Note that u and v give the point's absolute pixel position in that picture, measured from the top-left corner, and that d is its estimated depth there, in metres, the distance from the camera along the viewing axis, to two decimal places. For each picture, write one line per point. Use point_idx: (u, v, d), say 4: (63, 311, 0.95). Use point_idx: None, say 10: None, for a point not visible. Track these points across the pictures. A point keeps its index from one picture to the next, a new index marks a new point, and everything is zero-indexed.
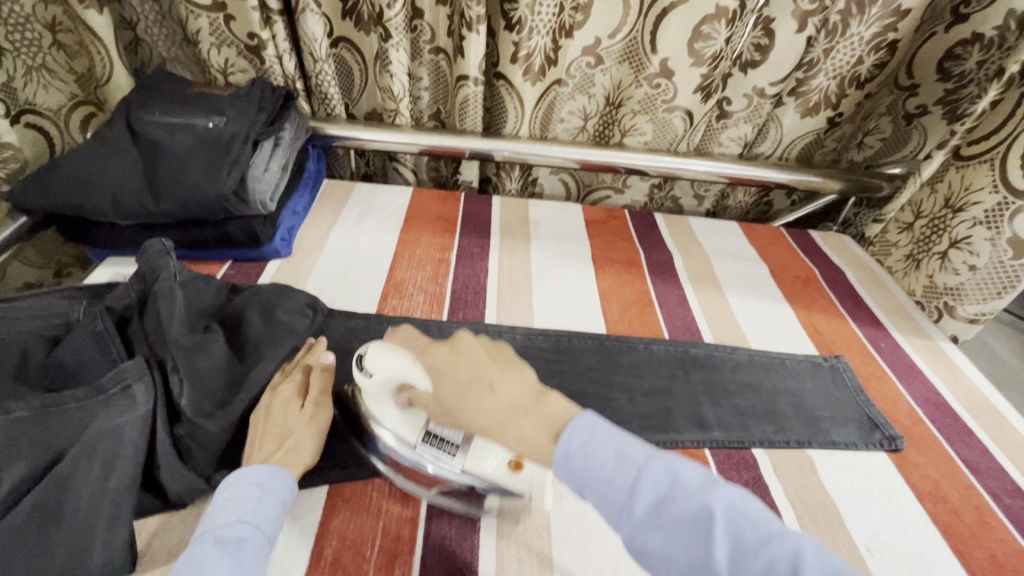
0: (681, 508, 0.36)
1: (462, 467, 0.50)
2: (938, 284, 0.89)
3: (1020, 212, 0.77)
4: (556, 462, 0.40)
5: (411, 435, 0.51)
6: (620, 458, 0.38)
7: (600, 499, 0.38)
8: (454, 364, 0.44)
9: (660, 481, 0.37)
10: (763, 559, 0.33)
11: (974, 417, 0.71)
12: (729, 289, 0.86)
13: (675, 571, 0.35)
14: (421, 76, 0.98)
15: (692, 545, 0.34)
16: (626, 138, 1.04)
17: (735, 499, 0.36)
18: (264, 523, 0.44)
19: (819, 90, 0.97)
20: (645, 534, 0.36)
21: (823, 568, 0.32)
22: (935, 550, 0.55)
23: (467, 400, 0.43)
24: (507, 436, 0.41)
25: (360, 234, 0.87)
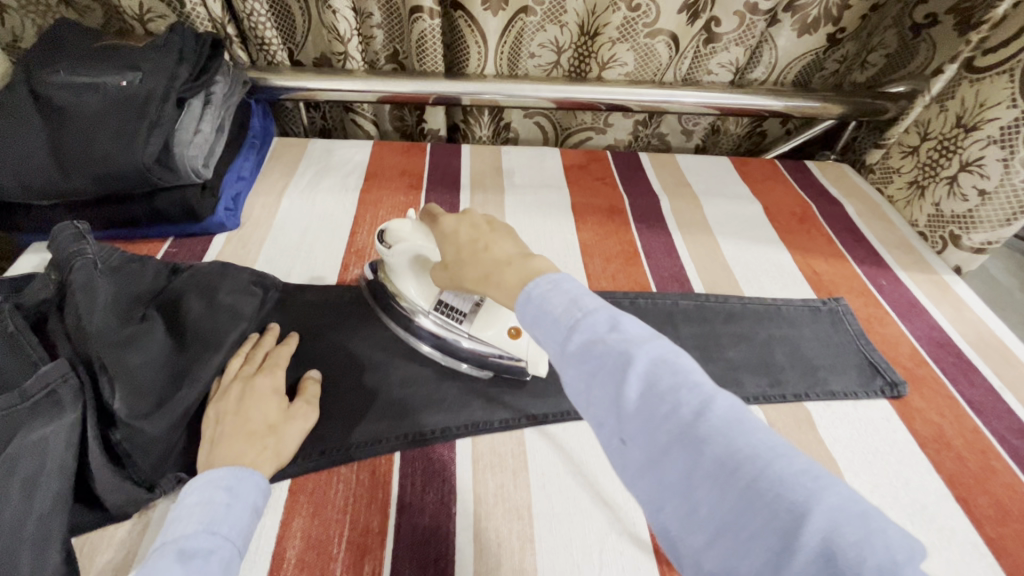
0: (607, 350, 0.33)
1: (468, 330, 0.56)
2: (944, 212, 0.82)
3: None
4: (520, 305, 0.37)
5: (425, 304, 0.58)
6: (571, 305, 0.35)
7: (542, 341, 0.36)
8: (457, 229, 0.47)
9: (601, 324, 0.34)
10: (670, 402, 0.30)
11: (980, 355, 0.67)
12: (720, 233, 0.80)
13: (588, 403, 0.33)
14: (371, 12, 0.86)
15: (607, 384, 0.32)
16: (605, 71, 0.93)
17: (667, 352, 0.33)
18: (232, 532, 0.40)
19: (818, 2, 0.86)
20: (569, 370, 0.34)
21: (733, 418, 0.29)
22: (939, 502, 0.52)
23: (466, 257, 0.45)
24: (490, 287, 0.42)
25: (316, 197, 0.79)
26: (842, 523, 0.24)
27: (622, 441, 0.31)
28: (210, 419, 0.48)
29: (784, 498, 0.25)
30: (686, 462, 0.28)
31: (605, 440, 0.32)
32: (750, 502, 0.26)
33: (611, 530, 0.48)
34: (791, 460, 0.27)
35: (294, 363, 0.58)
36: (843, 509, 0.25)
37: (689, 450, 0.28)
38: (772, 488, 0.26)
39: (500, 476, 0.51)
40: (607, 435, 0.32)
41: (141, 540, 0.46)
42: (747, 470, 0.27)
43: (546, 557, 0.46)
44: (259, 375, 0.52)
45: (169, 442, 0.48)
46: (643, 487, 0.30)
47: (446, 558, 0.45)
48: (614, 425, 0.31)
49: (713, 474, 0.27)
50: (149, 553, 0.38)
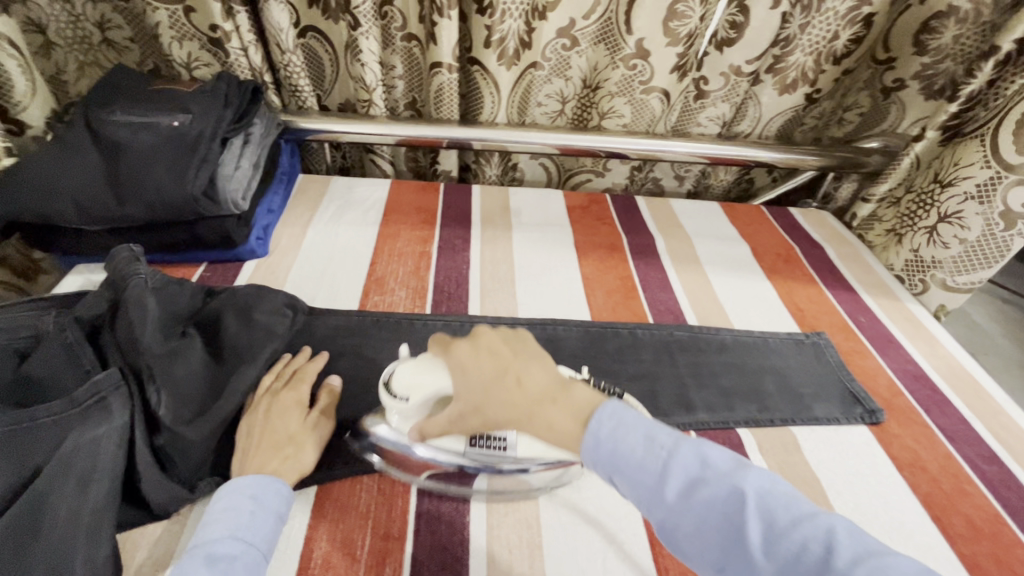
0: (712, 491, 0.37)
1: (516, 455, 0.52)
2: (924, 257, 0.90)
3: (1015, 185, 0.78)
4: (587, 447, 0.41)
5: (458, 445, 0.51)
6: (649, 443, 0.40)
7: (629, 485, 0.40)
8: (477, 359, 0.45)
9: (692, 464, 0.38)
10: (795, 539, 0.33)
11: (952, 387, 0.72)
12: (711, 271, 0.86)
13: (704, 550, 0.36)
14: (394, 64, 0.96)
15: (726, 530, 0.35)
16: (605, 121, 1.02)
17: (766, 482, 0.37)
18: (255, 537, 0.43)
19: (796, 67, 0.96)
20: (677, 515, 0.37)
21: (857, 548, 0.32)
22: (915, 520, 0.56)
23: (499, 400, 0.44)
24: (534, 425, 0.43)
25: (338, 229, 0.85)
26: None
27: None
28: (243, 428, 0.53)
29: None
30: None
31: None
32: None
33: (614, 538, 0.52)
34: None
35: (319, 380, 0.62)
36: None
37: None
38: None
39: (510, 488, 0.55)
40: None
41: (178, 539, 0.49)
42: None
43: (553, 564, 0.49)
44: (290, 390, 0.56)
45: (207, 447, 0.52)
46: None
47: (460, 563, 0.49)
48: (744, 572, 0.34)
49: None
50: (182, 554, 0.42)
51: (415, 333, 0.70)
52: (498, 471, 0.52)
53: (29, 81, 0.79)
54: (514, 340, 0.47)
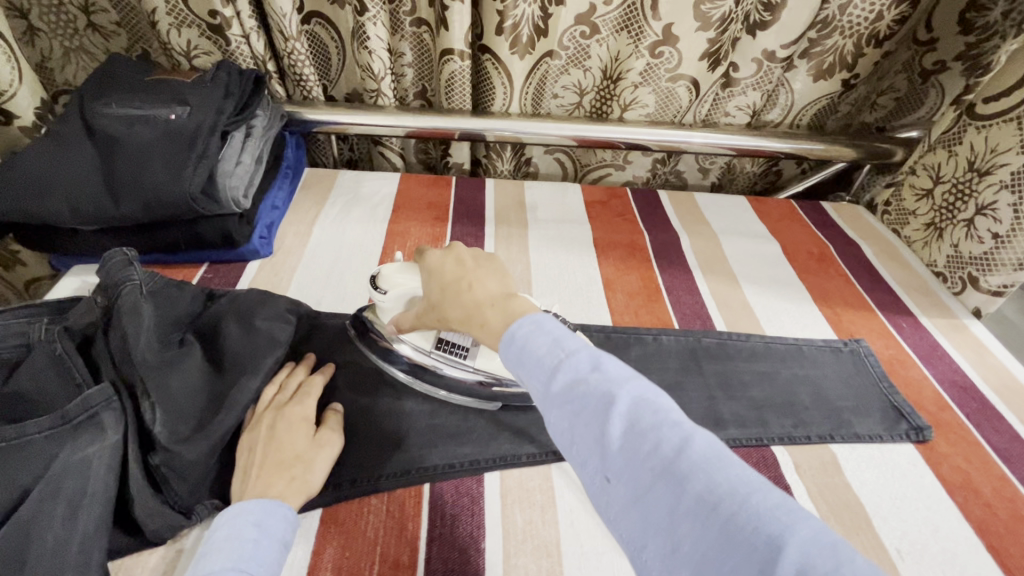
0: (590, 389, 0.34)
1: (474, 364, 0.58)
2: (964, 253, 0.82)
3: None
4: (504, 344, 0.40)
5: (426, 343, 0.59)
6: (554, 345, 0.38)
7: (525, 379, 0.38)
8: (443, 265, 0.49)
9: (583, 365, 0.36)
10: (651, 438, 0.31)
11: (1004, 400, 0.67)
12: (740, 271, 0.81)
13: (572, 444, 0.34)
14: (404, 52, 0.91)
15: (590, 424, 0.33)
16: (626, 112, 0.96)
17: (651, 393, 0.34)
18: (263, 566, 0.39)
19: (833, 51, 0.90)
20: (553, 408, 0.35)
21: (711, 456, 0.30)
22: (969, 551, 0.51)
23: (449, 297, 0.47)
24: (473, 326, 0.45)
25: (346, 227, 0.81)
26: (819, 559, 0.25)
27: (606, 479, 0.32)
28: (244, 445, 0.49)
29: (766, 531, 0.26)
30: (664, 493, 0.29)
31: (589, 479, 0.33)
32: (732, 538, 0.26)
33: None
34: (765, 494, 0.28)
35: (325, 391, 0.59)
36: (817, 542, 0.26)
37: (670, 489, 0.29)
38: (754, 524, 0.26)
39: (528, 511, 0.51)
40: (590, 476, 0.33)
41: (176, 566, 0.47)
42: (726, 505, 0.28)
43: None
44: (293, 403, 0.53)
45: (206, 467, 0.48)
46: (626, 521, 0.30)
47: None
48: (598, 463, 0.32)
49: (695, 509, 0.28)
50: None
51: None
52: (455, 372, 0.59)
53: (14, 68, 0.75)
54: (487, 261, 0.50)
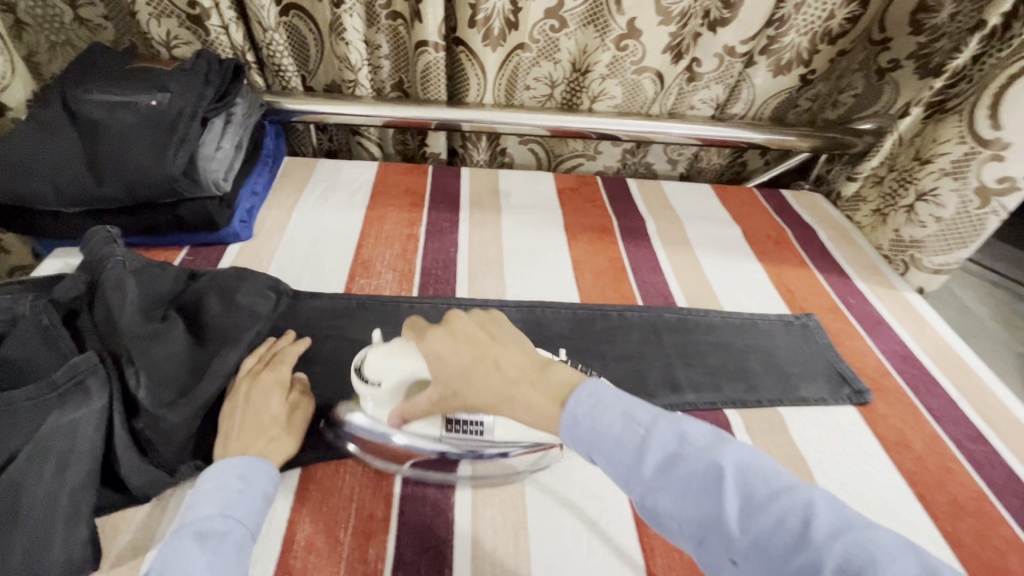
0: (691, 466, 0.37)
1: (492, 437, 0.51)
2: (904, 237, 0.88)
3: (989, 160, 0.76)
4: (565, 427, 0.42)
5: (434, 429, 0.51)
6: (627, 421, 0.40)
7: (610, 463, 0.40)
8: (453, 345, 0.46)
9: (670, 439, 0.39)
10: (772, 512, 0.33)
11: (940, 367, 0.73)
12: (702, 253, 0.86)
13: (683, 525, 0.36)
14: (380, 44, 0.94)
15: (704, 503, 0.35)
16: (596, 104, 1.00)
17: (746, 457, 0.37)
18: (244, 516, 0.43)
19: (791, 48, 0.95)
20: (654, 491, 0.37)
21: (836, 522, 0.32)
22: (899, 498, 0.56)
23: (472, 380, 0.45)
24: (513, 409, 0.44)
25: (324, 212, 0.84)
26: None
27: (734, 561, 0.34)
28: (224, 411, 0.52)
29: None
30: (805, 567, 0.31)
31: (714, 560, 0.35)
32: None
33: (600, 518, 0.52)
34: (898, 552, 0.30)
35: (303, 363, 0.62)
36: None
37: (805, 562, 0.31)
38: None
39: (496, 468, 0.55)
40: (715, 555, 0.35)
41: (160, 522, 0.49)
42: (869, 570, 0.29)
43: (538, 545, 0.49)
44: (271, 371, 0.56)
45: (189, 431, 0.51)
46: None
47: (445, 542, 0.49)
48: (721, 545, 0.34)
49: None
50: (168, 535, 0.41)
51: (401, 314, 0.70)
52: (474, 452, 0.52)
53: (7, 60, 0.77)
54: (501, 330, 0.49)
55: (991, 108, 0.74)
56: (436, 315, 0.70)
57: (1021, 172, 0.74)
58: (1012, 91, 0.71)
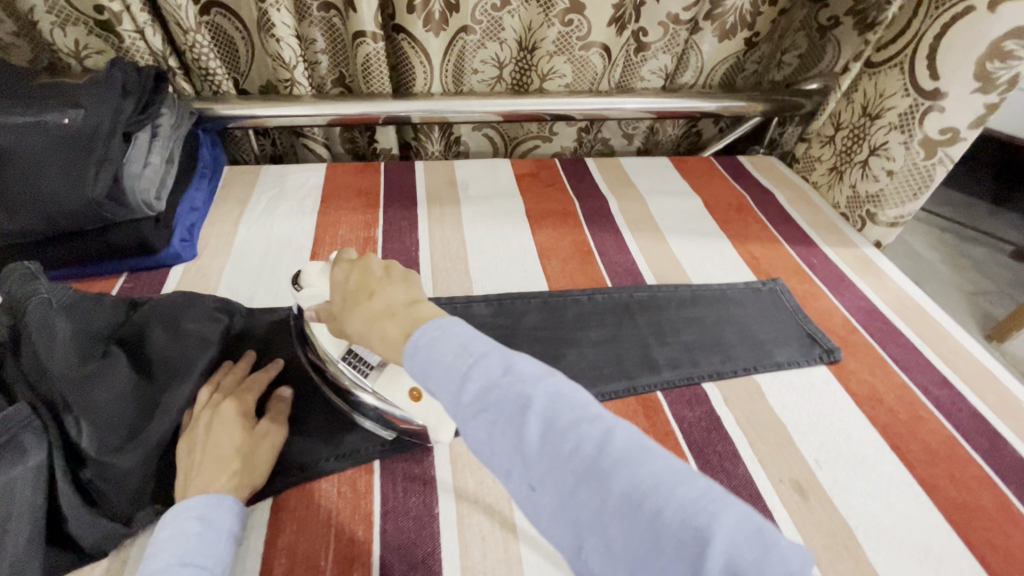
0: (504, 395, 0.34)
1: (372, 386, 0.53)
2: (861, 193, 0.89)
3: (930, 111, 0.77)
4: (407, 355, 0.39)
5: (333, 353, 0.55)
6: (462, 350, 0.37)
7: (438, 391, 0.37)
8: (348, 274, 0.48)
9: (494, 369, 0.36)
10: (571, 440, 0.32)
11: (901, 317, 0.74)
12: (666, 228, 0.85)
13: (494, 453, 0.34)
14: (315, 38, 0.89)
15: (510, 432, 0.33)
16: (545, 83, 0.97)
17: (566, 391, 0.34)
18: (208, 559, 0.40)
19: (734, 12, 0.94)
20: (471, 421, 0.35)
21: (630, 448, 0.31)
22: (876, 452, 0.57)
23: (349, 309, 0.46)
24: (371, 336, 0.43)
25: (273, 222, 0.79)
26: (738, 541, 0.27)
27: (531, 487, 0.32)
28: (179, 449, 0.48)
29: (687, 519, 0.28)
30: (590, 496, 0.30)
31: (515, 486, 0.33)
32: (654, 530, 0.28)
33: None
34: (681, 482, 0.30)
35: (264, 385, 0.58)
36: (739, 527, 0.28)
37: (593, 487, 0.30)
38: (673, 513, 0.28)
39: (478, 473, 0.54)
40: (517, 482, 0.33)
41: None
42: (650, 501, 0.29)
43: (529, 545, 0.49)
44: (224, 400, 0.51)
45: (143, 475, 0.48)
46: (557, 522, 0.31)
47: (433, 558, 0.47)
48: (523, 471, 0.33)
49: (619, 506, 0.29)
50: None
51: None
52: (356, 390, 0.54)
53: None
54: (399, 273, 0.47)
55: (929, 60, 0.76)
56: None
57: (964, 122, 0.76)
58: (947, 42, 0.73)
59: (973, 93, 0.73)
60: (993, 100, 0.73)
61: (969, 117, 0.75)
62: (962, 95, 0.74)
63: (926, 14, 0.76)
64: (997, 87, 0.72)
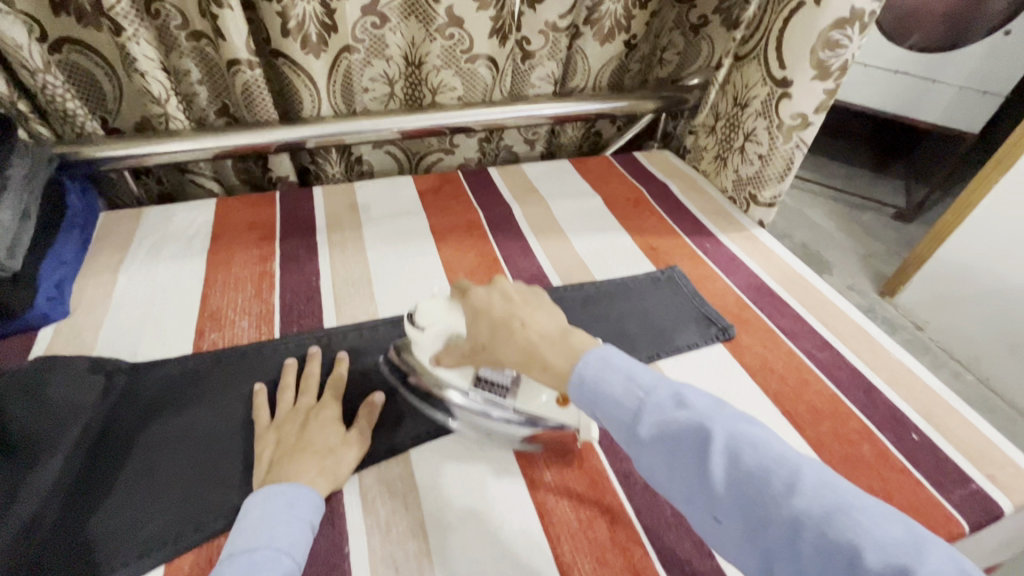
0: (682, 427, 0.38)
1: (514, 405, 0.56)
2: (742, 176, 0.95)
3: (784, 98, 0.83)
4: (574, 386, 0.44)
5: (463, 382, 0.57)
6: (629, 384, 0.42)
7: (610, 420, 0.42)
8: (492, 298, 0.53)
9: (667, 402, 0.40)
10: (759, 475, 0.35)
11: (786, 289, 0.80)
12: (569, 229, 0.88)
13: (674, 482, 0.38)
14: (189, 68, 0.84)
15: (691, 465, 0.37)
16: (438, 97, 0.97)
17: (739, 425, 0.38)
18: (289, 547, 0.43)
19: (609, 16, 0.98)
20: (646, 452, 0.39)
21: (820, 488, 0.34)
22: (770, 420, 0.61)
23: (502, 336, 0.50)
24: (534, 366, 0.47)
25: (157, 267, 0.74)
26: None
27: (716, 518, 0.36)
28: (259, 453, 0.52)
29: (890, 560, 0.30)
30: (783, 531, 0.33)
31: (698, 515, 0.38)
32: (855, 567, 0.30)
33: (504, 523, 0.50)
34: (879, 521, 0.32)
35: (150, 443, 0.54)
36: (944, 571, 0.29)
37: (780, 519, 0.33)
38: (874, 553, 0.30)
39: (391, 502, 0.51)
40: (700, 511, 0.37)
41: None
42: (845, 539, 0.31)
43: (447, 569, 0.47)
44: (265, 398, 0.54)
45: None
46: (752, 551, 0.35)
47: None
48: (705, 503, 0.37)
49: (815, 541, 0.32)
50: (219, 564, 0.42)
51: (263, 360, 0.63)
52: (498, 412, 0.56)
53: None
54: (531, 299, 0.54)
55: (778, 50, 0.82)
56: (303, 354, 0.64)
57: (809, 107, 0.82)
58: (788, 34, 0.80)
59: (813, 80, 0.80)
60: (830, 86, 0.79)
61: (812, 102, 0.81)
62: (803, 83, 0.80)
63: (771, 10, 0.84)
64: (832, 74, 0.78)
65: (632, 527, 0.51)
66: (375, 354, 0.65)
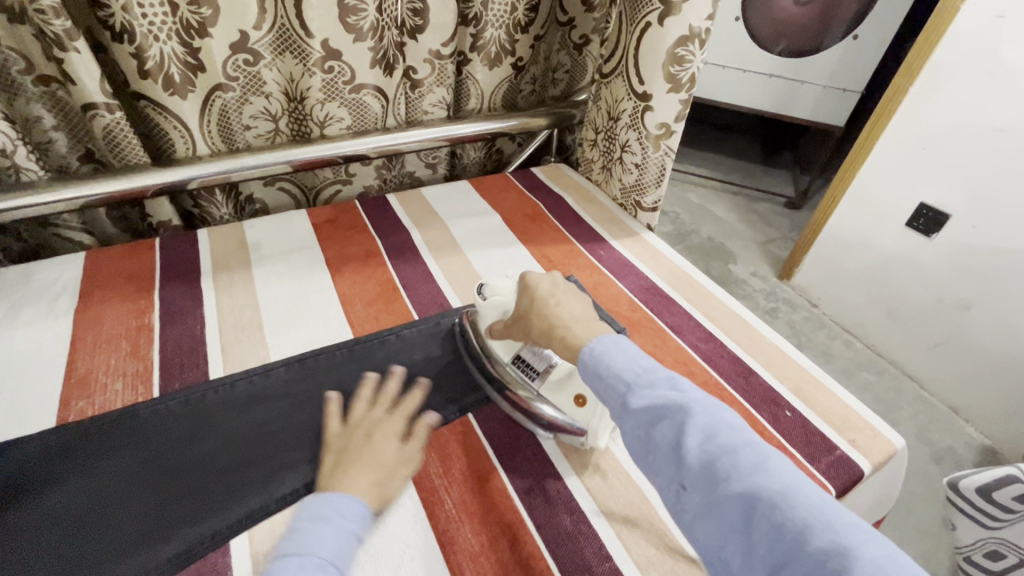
0: (669, 404, 0.43)
1: (539, 387, 0.62)
2: (625, 185, 1.01)
3: (647, 111, 0.90)
4: (583, 359, 0.49)
5: (507, 356, 0.65)
6: (633, 363, 0.47)
7: (605, 394, 0.47)
8: (541, 279, 0.60)
9: (661, 383, 0.45)
10: (730, 453, 0.39)
11: (674, 287, 0.86)
12: (469, 249, 0.89)
13: (652, 453, 0.42)
14: (40, 115, 0.78)
15: (669, 435, 0.41)
16: (326, 129, 0.96)
17: (723, 414, 0.42)
18: (331, 557, 0.43)
19: (493, 41, 1.01)
20: (633, 421, 0.44)
21: (785, 476, 0.38)
22: None
23: (536, 309, 0.57)
24: (555, 338, 0.54)
25: (13, 334, 0.67)
26: (886, 565, 0.31)
27: (683, 487, 0.40)
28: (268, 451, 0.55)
29: (834, 542, 0.33)
30: (739, 504, 0.37)
31: (668, 485, 0.41)
32: (802, 544, 0.34)
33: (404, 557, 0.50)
34: (835, 510, 0.35)
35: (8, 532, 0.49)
36: (885, 556, 0.32)
37: (739, 494, 0.37)
38: (822, 534, 0.34)
39: None
40: (669, 480, 0.41)
41: None
42: (798, 518, 0.35)
43: None
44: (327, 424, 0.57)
45: None
46: (707, 520, 0.38)
47: None
48: (675, 472, 0.41)
49: (769, 516, 0.36)
50: (270, 564, 0.42)
51: (142, 425, 0.59)
52: (521, 388, 0.63)
53: None
54: (574, 290, 0.61)
55: (636, 67, 0.88)
56: (187, 412, 0.61)
57: (670, 117, 0.89)
58: (642, 52, 0.86)
59: (668, 93, 0.86)
60: (683, 97, 0.86)
61: (672, 112, 0.88)
62: (661, 96, 0.87)
63: (623, 31, 0.90)
64: (683, 86, 0.85)
65: (533, 542, 0.52)
66: (267, 401, 0.63)
